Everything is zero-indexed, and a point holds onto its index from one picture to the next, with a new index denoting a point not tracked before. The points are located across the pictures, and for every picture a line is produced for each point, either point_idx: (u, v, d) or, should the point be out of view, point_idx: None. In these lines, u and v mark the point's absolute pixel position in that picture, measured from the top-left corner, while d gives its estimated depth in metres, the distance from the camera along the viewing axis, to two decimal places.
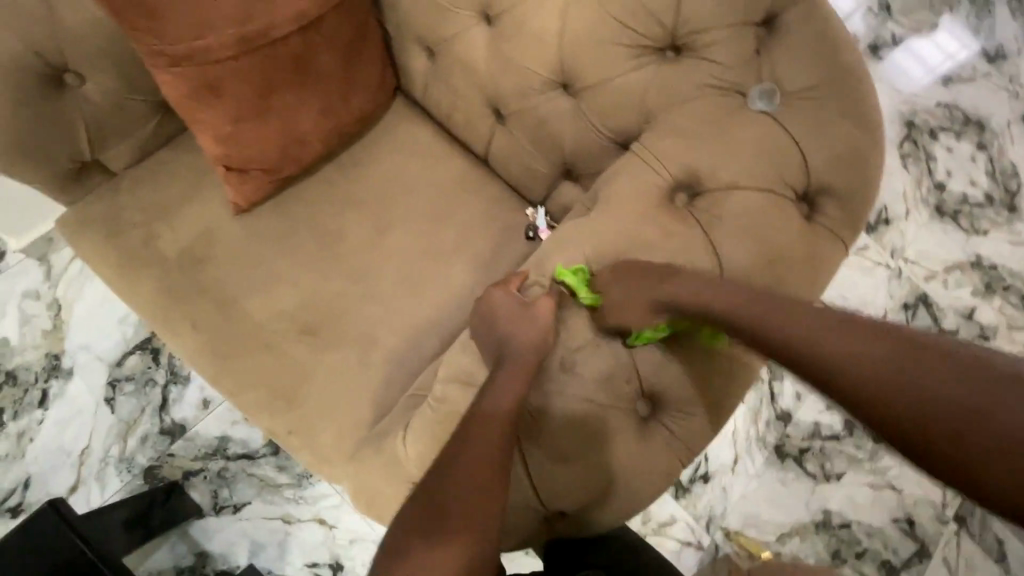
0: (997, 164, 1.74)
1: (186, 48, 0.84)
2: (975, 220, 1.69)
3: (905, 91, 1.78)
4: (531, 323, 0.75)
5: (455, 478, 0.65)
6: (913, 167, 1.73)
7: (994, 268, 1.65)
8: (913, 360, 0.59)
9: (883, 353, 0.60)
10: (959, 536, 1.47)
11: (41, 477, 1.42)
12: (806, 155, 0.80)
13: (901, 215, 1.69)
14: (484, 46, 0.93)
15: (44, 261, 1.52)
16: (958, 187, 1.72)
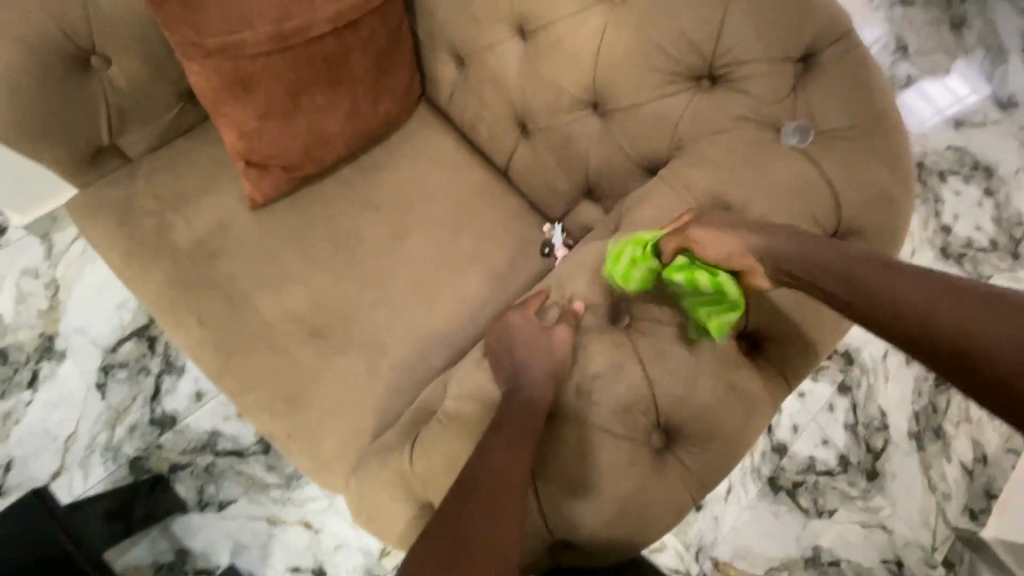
0: (1003, 212, 1.75)
1: (221, 41, 0.83)
2: (979, 265, 1.70)
3: (916, 131, 1.80)
4: (550, 346, 0.74)
5: (469, 503, 0.62)
6: (921, 208, 1.74)
7: None
8: (979, 304, 0.55)
9: (950, 300, 0.56)
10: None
11: (23, 460, 1.38)
12: (837, 195, 0.78)
13: (907, 255, 1.70)
14: (517, 60, 0.93)
15: (47, 240, 1.50)
16: (965, 231, 1.73)
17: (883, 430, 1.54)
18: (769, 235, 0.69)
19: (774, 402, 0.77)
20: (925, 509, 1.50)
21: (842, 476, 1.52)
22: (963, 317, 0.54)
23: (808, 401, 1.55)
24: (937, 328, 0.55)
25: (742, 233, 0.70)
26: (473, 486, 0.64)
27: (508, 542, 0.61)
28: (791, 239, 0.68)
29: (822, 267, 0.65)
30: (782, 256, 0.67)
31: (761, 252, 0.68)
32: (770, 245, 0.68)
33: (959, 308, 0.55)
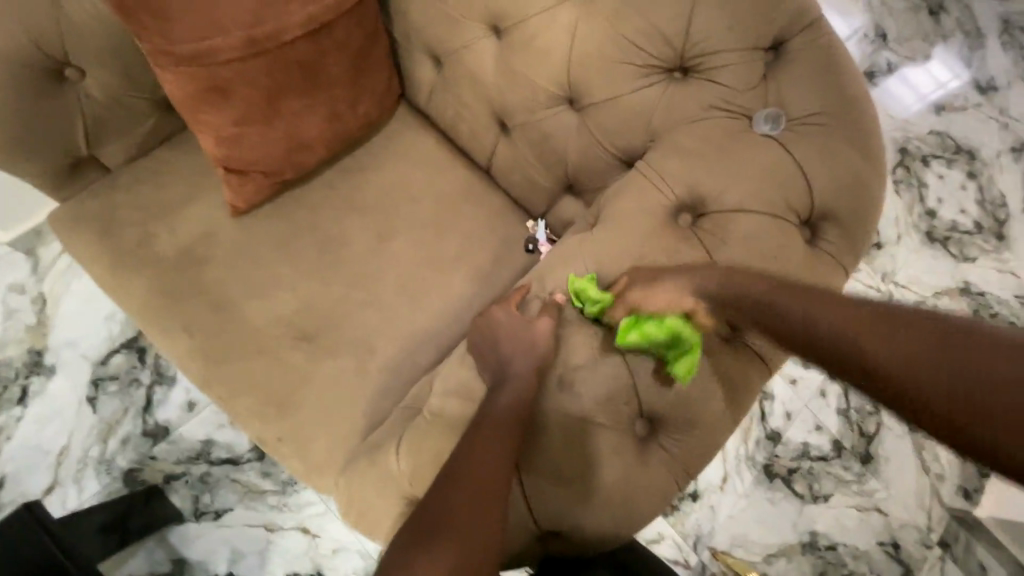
0: (986, 193, 1.77)
1: (192, 49, 0.83)
2: (964, 247, 1.72)
3: (898, 118, 1.82)
4: (531, 340, 0.74)
5: (454, 497, 0.63)
6: (905, 193, 1.76)
7: (982, 294, 1.68)
8: (914, 333, 0.58)
9: (887, 334, 0.59)
10: (943, 560, 1.47)
11: (16, 477, 1.38)
12: (809, 181, 0.79)
13: (893, 240, 1.72)
14: (493, 59, 0.93)
15: (32, 255, 1.49)
16: (949, 214, 1.75)
17: (875, 415, 1.56)
18: (703, 279, 0.72)
19: (755, 387, 0.78)
20: (919, 491, 1.52)
21: (836, 461, 1.54)
22: (883, 344, 0.59)
23: (800, 388, 1.57)
24: (875, 357, 0.59)
25: (677, 281, 0.72)
26: (458, 480, 0.64)
27: (494, 534, 0.62)
28: (745, 283, 0.70)
29: (759, 301, 0.69)
30: (732, 294, 0.71)
31: (714, 290, 0.72)
32: (723, 284, 0.71)
33: (897, 333, 0.59)
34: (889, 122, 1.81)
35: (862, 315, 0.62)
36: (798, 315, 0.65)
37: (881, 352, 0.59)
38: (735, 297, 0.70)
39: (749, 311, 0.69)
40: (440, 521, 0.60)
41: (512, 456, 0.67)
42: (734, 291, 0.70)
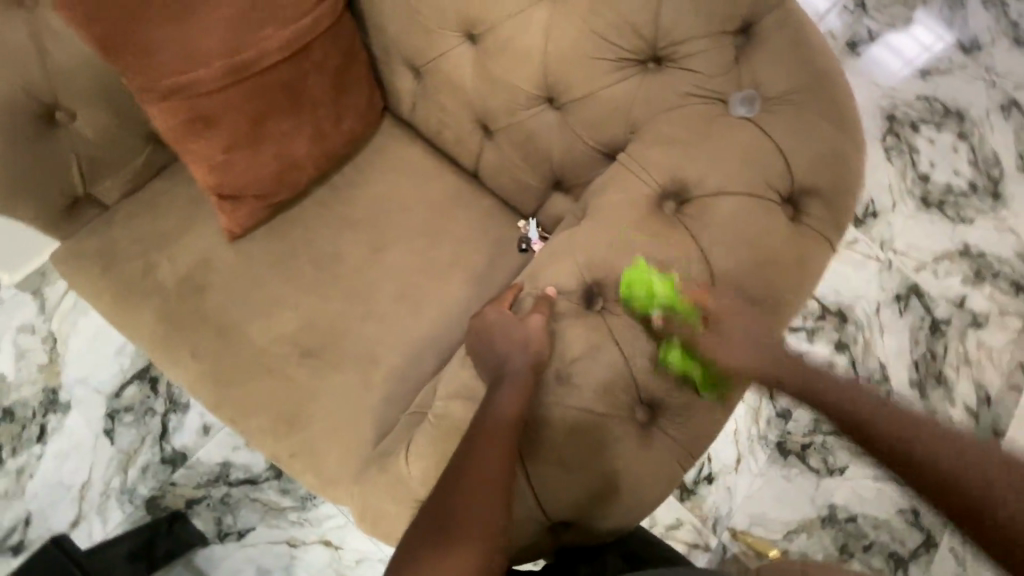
0: (978, 153, 1.77)
1: (176, 82, 0.85)
2: (960, 209, 1.73)
3: (884, 86, 1.82)
4: (529, 337, 0.75)
5: (465, 491, 0.64)
6: (897, 159, 1.77)
7: (982, 255, 1.69)
8: (929, 434, 0.65)
9: (905, 423, 0.66)
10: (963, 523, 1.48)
11: (42, 513, 1.41)
12: (788, 160, 0.80)
13: (888, 208, 1.72)
14: (471, 65, 0.95)
15: (38, 295, 1.52)
16: (943, 177, 1.75)
17: (884, 382, 1.58)
18: (753, 355, 0.75)
19: (751, 365, 0.79)
20: None
21: (849, 433, 1.54)
22: (901, 429, 0.66)
23: None
24: (897, 439, 0.65)
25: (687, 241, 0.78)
26: (460, 483, 0.65)
27: (498, 531, 0.63)
28: (732, 238, 0.78)
29: (745, 258, 0.77)
30: (723, 248, 0.77)
31: (708, 246, 0.78)
32: (715, 237, 0.78)
33: (914, 426, 0.66)
34: (875, 91, 1.82)
35: (894, 415, 0.67)
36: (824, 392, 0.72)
37: (900, 435, 0.66)
38: (725, 249, 0.78)
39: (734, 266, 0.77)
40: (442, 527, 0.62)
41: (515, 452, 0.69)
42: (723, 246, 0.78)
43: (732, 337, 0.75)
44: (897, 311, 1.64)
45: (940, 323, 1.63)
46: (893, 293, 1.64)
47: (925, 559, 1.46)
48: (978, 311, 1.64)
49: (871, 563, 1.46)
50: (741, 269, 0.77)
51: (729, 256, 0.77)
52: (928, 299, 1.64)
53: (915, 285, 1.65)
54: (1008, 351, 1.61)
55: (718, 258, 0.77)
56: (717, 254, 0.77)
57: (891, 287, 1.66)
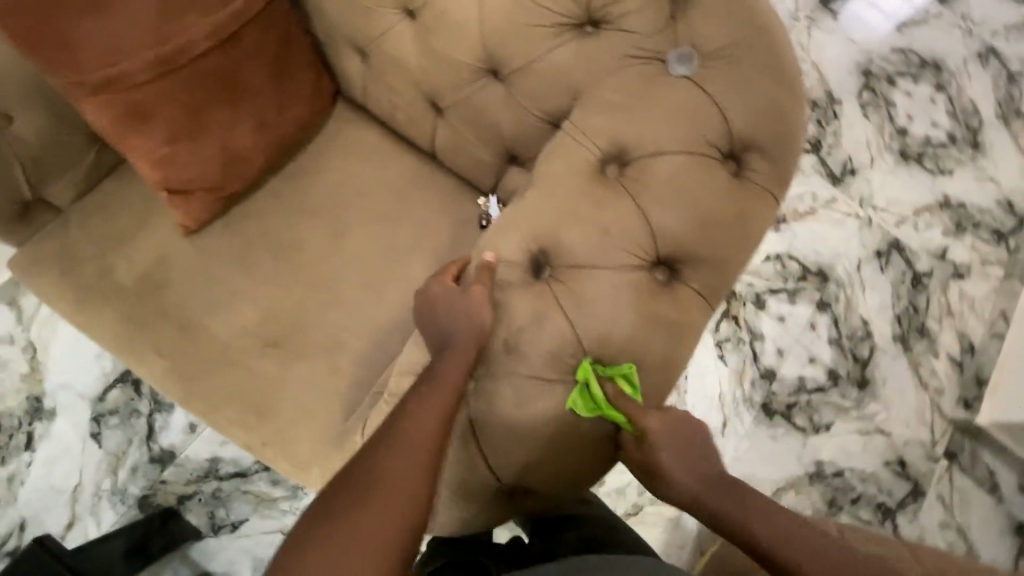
0: (957, 104, 1.77)
1: (104, 75, 0.84)
2: (940, 160, 1.72)
3: (861, 42, 1.81)
4: (473, 311, 0.76)
5: (393, 455, 0.66)
6: (874, 115, 1.75)
7: (963, 206, 1.68)
8: (793, 535, 0.68)
9: (771, 523, 0.70)
10: (950, 471, 1.51)
11: (37, 518, 1.43)
12: (727, 115, 0.80)
13: (866, 164, 1.72)
14: (413, 42, 0.94)
15: (14, 305, 1.53)
16: (921, 130, 1.75)
17: (868, 339, 1.59)
18: (687, 474, 0.75)
19: (699, 323, 0.80)
20: (919, 407, 1.55)
21: (833, 390, 1.56)
22: (765, 529, 0.69)
23: (790, 324, 1.60)
24: (764, 540, 0.69)
25: (630, 204, 0.79)
26: (391, 441, 0.67)
27: (418, 488, 0.65)
28: (674, 198, 0.78)
29: (687, 218, 0.78)
30: (664, 209, 0.78)
31: (651, 209, 0.78)
32: (658, 197, 0.78)
33: (779, 528, 0.69)
34: (851, 47, 1.80)
35: (763, 519, 0.70)
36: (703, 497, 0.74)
37: (765, 537, 0.69)
38: (668, 209, 0.78)
39: (676, 226, 0.78)
40: (373, 484, 0.64)
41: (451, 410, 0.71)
42: (663, 207, 0.78)
43: (674, 442, 0.76)
44: (880, 267, 1.64)
45: (921, 277, 1.63)
46: (873, 249, 1.64)
47: (912, 509, 1.48)
48: (959, 262, 1.64)
49: (858, 515, 1.48)
50: (683, 229, 0.78)
51: (672, 217, 0.78)
52: (909, 253, 1.64)
53: (896, 241, 1.65)
54: (991, 301, 1.62)
55: (659, 220, 0.78)
56: (658, 216, 0.78)
57: (871, 243, 1.66)
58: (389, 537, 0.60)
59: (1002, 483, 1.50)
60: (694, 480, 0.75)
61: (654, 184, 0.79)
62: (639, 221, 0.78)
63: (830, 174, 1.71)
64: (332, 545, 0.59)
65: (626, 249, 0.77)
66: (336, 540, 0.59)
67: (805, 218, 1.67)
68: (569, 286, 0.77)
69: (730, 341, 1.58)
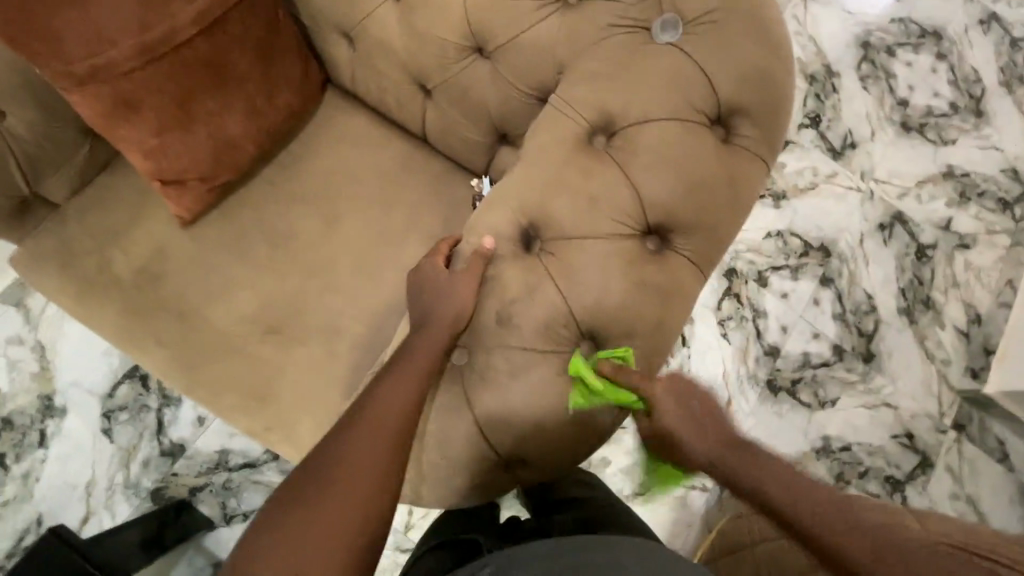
0: (958, 73, 1.74)
1: (91, 66, 0.85)
2: (942, 130, 1.70)
3: (860, 13, 1.78)
4: (457, 288, 0.78)
5: (364, 440, 0.69)
6: (873, 87, 1.73)
7: (966, 175, 1.67)
8: (817, 498, 0.63)
9: (793, 486, 0.65)
10: (959, 442, 1.50)
11: (53, 513, 1.45)
12: (713, 81, 0.79)
13: (866, 137, 1.70)
14: (397, 23, 0.94)
15: (22, 306, 1.55)
16: (922, 100, 1.72)
17: (872, 312, 1.58)
18: (695, 435, 0.71)
19: (692, 291, 0.80)
20: (926, 379, 1.54)
21: (838, 365, 1.56)
22: (788, 493, 0.64)
23: (794, 300, 1.59)
24: (787, 505, 0.64)
25: (619, 174, 0.78)
26: (361, 426, 0.70)
27: (386, 470, 0.68)
28: (663, 166, 0.78)
29: (676, 185, 0.78)
30: (654, 177, 0.78)
31: (640, 178, 0.78)
32: (647, 166, 0.78)
33: (804, 493, 0.64)
34: (850, 19, 1.77)
35: (786, 482, 0.65)
36: (719, 462, 0.69)
37: (788, 503, 0.64)
38: (658, 177, 0.78)
39: (666, 193, 0.78)
40: (345, 468, 0.66)
41: (422, 389, 0.74)
42: (652, 175, 0.78)
43: (680, 405, 0.73)
44: (882, 240, 1.63)
45: (925, 248, 1.62)
46: (876, 222, 1.63)
47: (921, 481, 1.47)
48: (963, 233, 1.63)
49: (866, 488, 1.47)
50: (673, 196, 0.78)
51: (662, 185, 0.78)
52: (912, 225, 1.63)
53: (899, 213, 1.64)
54: (997, 271, 1.60)
55: (648, 189, 0.78)
56: (648, 184, 0.78)
57: (873, 216, 1.64)
58: (360, 518, 0.64)
59: (1012, 453, 1.49)
60: (727, 450, 0.70)
61: (643, 153, 0.78)
62: (628, 190, 0.78)
63: (830, 149, 1.69)
64: (311, 528, 0.62)
65: (614, 219, 0.78)
66: (315, 523, 0.62)
67: (805, 193, 1.66)
68: (561, 258, 0.78)
69: (732, 318, 1.57)
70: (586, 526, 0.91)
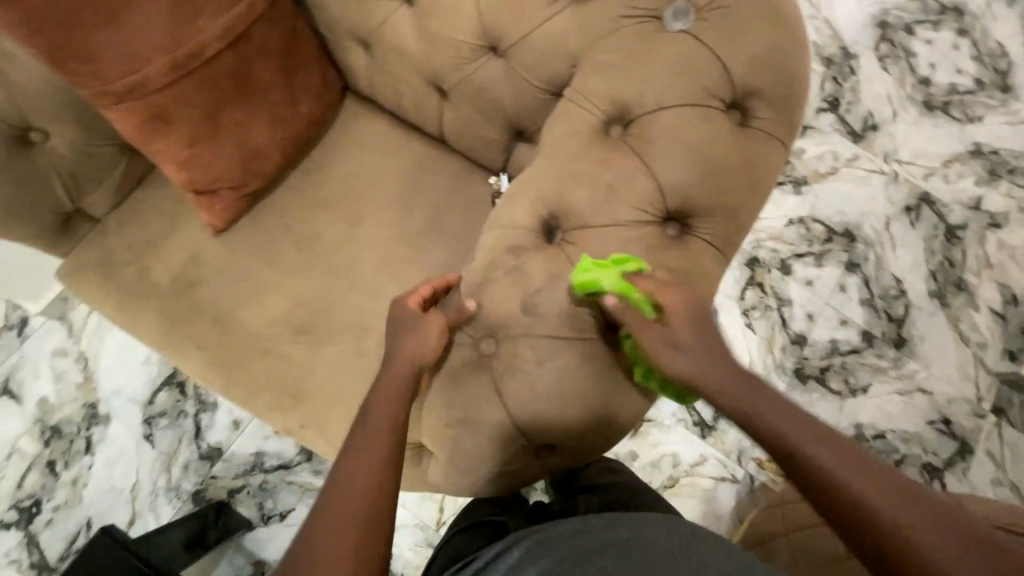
0: (982, 48, 1.70)
1: (127, 83, 0.89)
2: (967, 108, 1.66)
3: None
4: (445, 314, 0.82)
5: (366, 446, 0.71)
6: (893, 68, 1.70)
7: (995, 152, 1.62)
8: (869, 474, 0.62)
9: (844, 458, 0.63)
10: (999, 426, 1.46)
11: (101, 516, 1.51)
12: (728, 65, 0.80)
13: (888, 118, 1.67)
14: (412, 28, 0.96)
15: (65, 319, 1.63)
16: (945, 78, 1.69)
17: (902, 296, 1.55)
18: (738, 388, 0.70)
19: (714, 274, 0.81)
20: (961, 362, 1.51)
21: (868, 351, 1.53)
22: (836, 466, 0.63)
23: (819, 287, 1.57)
24: (835, 477, 0.62)
25: (636, 161, 0.79)
26: (356, 433, 0.73)
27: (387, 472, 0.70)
28: (681, 151, 0.78)
29: (694, 170, 0.78)
30: (672, 162, 0.78)
31: (657, 165, 0.79)
32: (664, 152, 0.79)
33: (854, 469, 0.62)
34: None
35: (836, 454, 0.63)
36: (764, 423, 0.67)
37: (836, 476, 0.62)
38: (676, 163, 0.78)
39: (684, 178, 0.78)
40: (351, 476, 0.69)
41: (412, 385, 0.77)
42: (670, 161, 0.78)
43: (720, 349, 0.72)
44: (909, 221, 1.60)
45: (955, 229, 1.58)
46: (902, 205, 1.60)
47: (961, 467, 1.44)
48: (994, 211, 1.58)
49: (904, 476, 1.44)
50: (691, 181, 0.78)
51: (680, 171, 0.78)
52: (939, 206, 1.59)
53: (926, 194, 1.60)
54: None
55: (666, 175, 0.78)
56: (665, 170, 0.79)
57: (899, 199, 1.61)
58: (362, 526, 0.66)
59: None
60: (763, 400, 0.68)
61: (660, 139, 0.79)
62: (645, 177, 0.79)
63: (850, 132, 1.67)
64: (316, 541, 0.65)
65: (633, 206, 0.78)
66: (319, 535, 0.65)
67: (826, 178, 1.64)
68: (582, 247, 0.79)
69: (756, 308, 1.56)
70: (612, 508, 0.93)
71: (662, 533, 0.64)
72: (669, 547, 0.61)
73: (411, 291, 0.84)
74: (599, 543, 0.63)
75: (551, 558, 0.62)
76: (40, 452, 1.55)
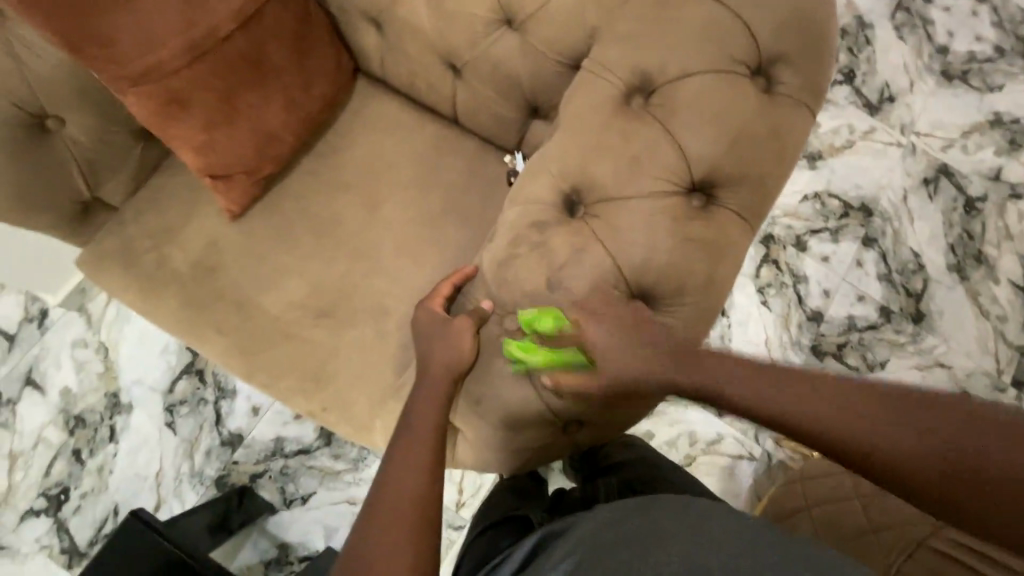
0: (1002, 14, 1.65)
1: (141, 66, 0.88)
2: (987, 77, 1.62)
3: None
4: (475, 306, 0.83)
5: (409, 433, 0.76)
6: (910, 37, 1.66)
7: (1016, 121, 1.58)
8: (873, 406, 0.60)
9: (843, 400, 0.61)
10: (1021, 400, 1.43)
11: (126, 502, 1.54)
12: (752, 31, 0.78)
13: (905, 89, 1.63)
14: (424, 4, 0.94)
15: (83, 311, 1.64)
16: (964, 46, 1.64)
17: (920, 270, 1.53)
18: (720, 370, 0.69)
19: (740, 245, 0.79)
20: (980, 334, 1.48)
21: (886, 327, 1.51)
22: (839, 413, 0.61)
23: (835, 262, 1.55)
24: (841, 427, 0.60)
25: (658, 132, 0.78)
26: (404, 428, 0.77)
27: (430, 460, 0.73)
28: (705, 120, 0.77)
29: (719, 138, 0.77)
30: (696, 131, 0.77)
31: (680, 135, 0.77)
32: (688, 121, 0.77)
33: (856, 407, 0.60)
34: None
35: (834, 401, 0.61)
36: (753, 395, 0.66)
37: (842, 423, 0.60)
38: (700, 131, 0.77)
39: (709, 147, 0.77)
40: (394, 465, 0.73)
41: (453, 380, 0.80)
42: (694, 130, 0.77)
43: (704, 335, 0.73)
44: (928, 194, 1.56)
45: (975, 201, 1.55)
46: (920, 177, 1.57)
47: None
48: (1015, 182, 1.55)
49: None
50: (716, 150, 0.77)
51: (704, 139, 0.77)
52: (959, 178, 1.56)
53: (945, 165, 1.57)
54: None
55: (691, 145, 0.77)
56: (689, 139, 0.77)
57: (917, 171, 1.58)
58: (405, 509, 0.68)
59: None
60: (740, 370, 0.68)
61: (683, 109, 0.77)
62: (668, 147, 0.77)
63: (866, 104, 1.63)
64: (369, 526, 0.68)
65: (657, 176, 0.77)
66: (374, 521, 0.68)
67: (842, 151, 1.60)
68: (605, 222, 0.78)
69: (772, 285, 1.54)
70: (631, 487, 0.93)
71: (682, 521, 0.61)
72: (685, 537, 0.59)
73: (433, 296, 0.86)
74: (613, 536, 0.61)
75: (569, 561, 0.61)
76: (65, 441, 1.57)
